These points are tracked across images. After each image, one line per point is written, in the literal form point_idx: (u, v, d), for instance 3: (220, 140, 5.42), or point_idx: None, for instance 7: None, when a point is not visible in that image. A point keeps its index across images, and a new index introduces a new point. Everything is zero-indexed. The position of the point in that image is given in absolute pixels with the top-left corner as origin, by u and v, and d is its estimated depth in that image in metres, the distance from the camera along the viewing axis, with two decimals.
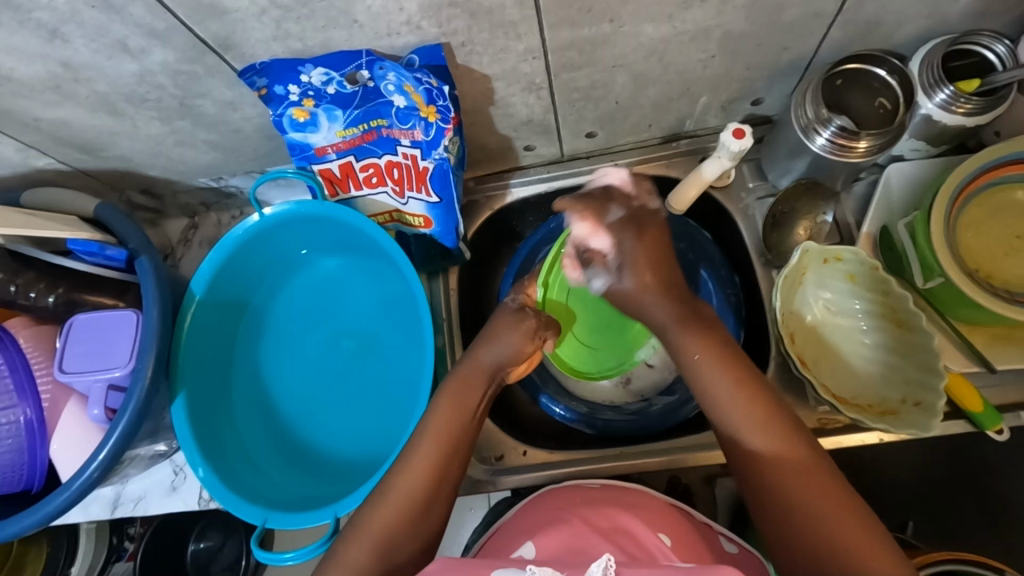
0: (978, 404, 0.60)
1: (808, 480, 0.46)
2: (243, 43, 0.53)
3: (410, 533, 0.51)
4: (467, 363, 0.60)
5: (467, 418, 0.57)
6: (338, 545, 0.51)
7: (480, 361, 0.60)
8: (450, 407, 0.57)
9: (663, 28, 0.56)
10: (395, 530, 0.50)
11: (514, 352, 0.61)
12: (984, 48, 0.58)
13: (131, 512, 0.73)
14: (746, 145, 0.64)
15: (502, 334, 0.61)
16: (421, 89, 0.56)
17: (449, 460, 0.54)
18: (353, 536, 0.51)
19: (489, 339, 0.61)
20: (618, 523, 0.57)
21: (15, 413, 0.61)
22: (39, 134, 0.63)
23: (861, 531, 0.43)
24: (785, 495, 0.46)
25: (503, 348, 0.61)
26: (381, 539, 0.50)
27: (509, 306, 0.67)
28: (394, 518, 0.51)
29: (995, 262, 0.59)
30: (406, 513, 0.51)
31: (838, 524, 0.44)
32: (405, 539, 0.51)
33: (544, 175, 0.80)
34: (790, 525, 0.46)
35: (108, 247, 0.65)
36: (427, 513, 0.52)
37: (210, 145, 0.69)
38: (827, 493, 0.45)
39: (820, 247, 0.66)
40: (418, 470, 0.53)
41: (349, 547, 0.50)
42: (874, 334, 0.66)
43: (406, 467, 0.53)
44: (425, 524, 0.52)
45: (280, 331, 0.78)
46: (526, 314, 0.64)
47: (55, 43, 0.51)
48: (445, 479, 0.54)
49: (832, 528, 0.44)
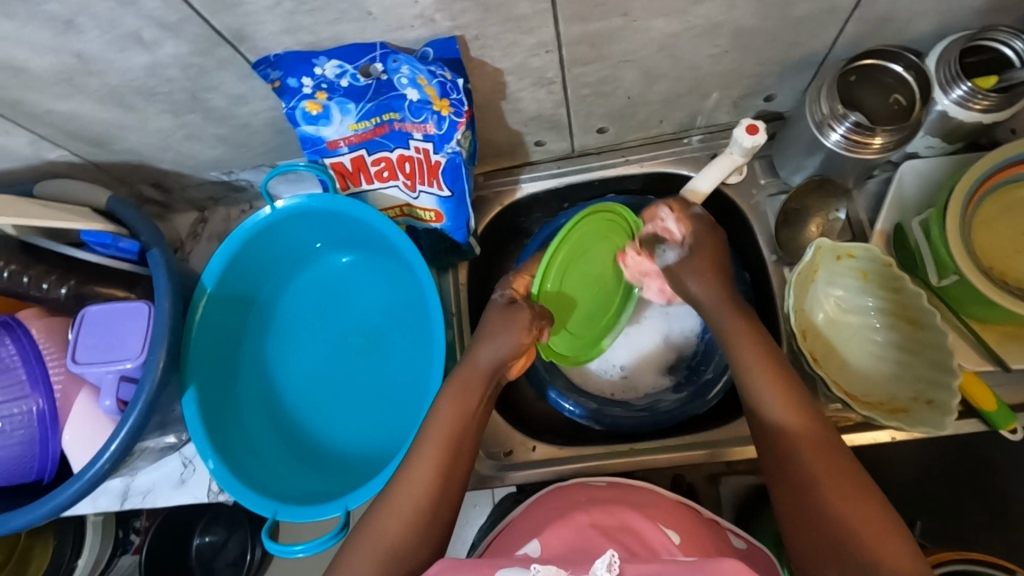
0: (991, 403, 0.59)
1: (826, 464, 0.47)
2: (256, 35, 0.53)
3: (423, 543, 0.51)
4: (466, 367, 0.60)
5: (468, 423, 0.57)
6: (348, 550, 0.51)
7: (478, 364, 0.60)
8: (453, 411, 0.57)
9: (675, 23, 0.56)
10: (400, 542, 0.50)
11: (512, 350, 0.60)
12: (1002, 45, 0.58)
13: (140, 505, 0.73)
14: (759, 141, 0.66)
15: (500, 335, 0.61)
16: (435, 82, 0.56)
17: (452, 462, 0.55)
18: (361, 544, 0.51)
19: (487, 338, 0.61)
20: (624, 521, 0.57)
21: (27, 404, 0.61)
22: (50, 127, 0.63)
23: (873, 519, 0.44)
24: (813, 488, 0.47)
25: (502, 346, 0.60)
26: (388, 550, 0.50)
27: (497, 300, 0.64)
28: (398, 527, 0.51)
29: (1007, 260, 0.58)
30: (414, 525, 0.51)
31: (852, 509, 0.45)
32: (412, 546, 0.51)
33: (554, 170, 0.80)
34: (806, 508, 0.47)
35: (120, 239, 0.65)
36: (436, 515, 0.52)
37: (220, 139, 0.70)
38: (843, 481, 0.46)
39: (833, 244, 0.65)
40: (422, 480, 0.53)
41: (358, 556, 0.50)
42: (885, 332, 0.66)
43: (410, 475, 0.53)
44: (432, 530, 0.52)
45: (293, 324, 0.78)
46: (519, 313, 0.62)
47: (68, 35, 0.51)
48: (449, 483, 0.54)
49: (847, 513, 0.45)
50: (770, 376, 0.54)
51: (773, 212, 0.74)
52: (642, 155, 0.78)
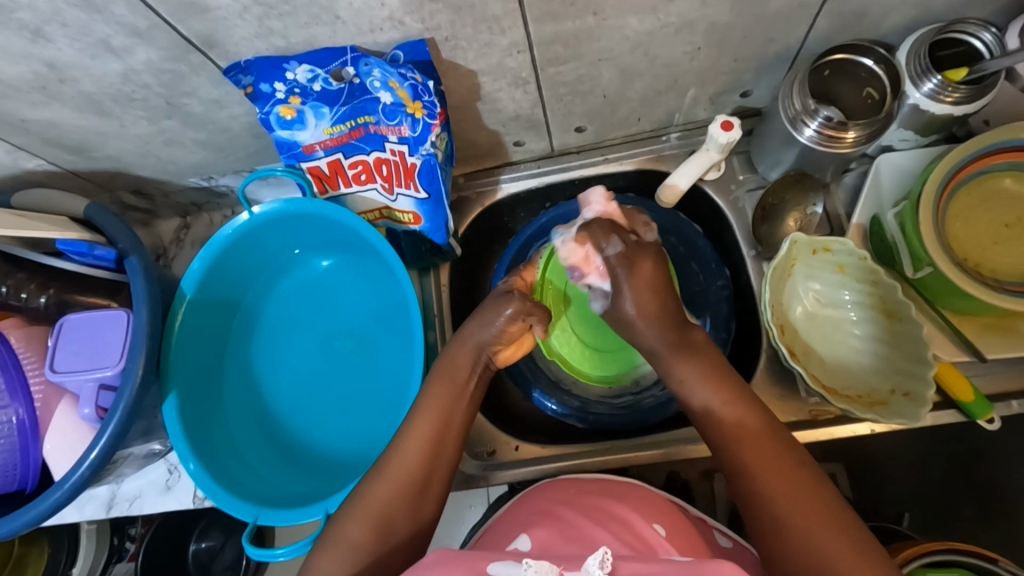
0: (969, 394, 0.59)
1: (802, 495, 0.45)
2: (227, 41, 0.53)
3: (409, 515, 0.52)
4: (454, 344, 0.60)
5: (461, 399, 0.57)
6: (338, 518, 0.51)
7: (466, 341, 0.59)
8: (443, 387, 0.57)
9: (647, 20, 0.56)
10: (390, 508, 0.51)
11: (498, 332, 0.59)
12: (971, 37, 0.58)
13: (127, 512, 0.73)
14: (734, 137, 0.67)
15: (489, 317, 0.59)
16: (407, 85, 0.56)
17: (443, 434, 0.55)
18: (353, 510, 0.51)
19: (475, 317, 0.60)
20: (612, 512, 0.57)
21: (9, 413, 0.62)
22: (27, 135, 0.63)
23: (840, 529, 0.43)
24: (777, 508, 0.45)
25: (489, 327, 0.59)
26: (379, 521, 0.50)
27: (499, 288, 0.63)
28: (387, 492, 0.51)
29: (983, 251, 0.59)
30: (401, 488, 0.52)
31: (832, 542, 0.42)
32: (401, 513, 0.51)
33: (535, 170, 0.80)
34: (792, 556, 0.44)
35: (96, 247, 0.65)
36: (422, 495, 0.52)
37: (199, 145, 0.70)
38: (822, 508, 0.44)
39: (809, 239, 0.66)
40: (409, 451, 0.53)
41: (344, 521, 0.50)
42: (863, 325, 0.66)
43: (401, 445, 0.54)
44: (422, 504, 0.52)
45: (275, 329, 0.78)
46: (517, 296, 0.60)
47: (38, 43, 0.51)
48: (442, 454, 0.54)
49: (830, 548, 0.42)
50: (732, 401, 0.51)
51: (751, 208, 0.74)
52: (623, 154, 0.78)
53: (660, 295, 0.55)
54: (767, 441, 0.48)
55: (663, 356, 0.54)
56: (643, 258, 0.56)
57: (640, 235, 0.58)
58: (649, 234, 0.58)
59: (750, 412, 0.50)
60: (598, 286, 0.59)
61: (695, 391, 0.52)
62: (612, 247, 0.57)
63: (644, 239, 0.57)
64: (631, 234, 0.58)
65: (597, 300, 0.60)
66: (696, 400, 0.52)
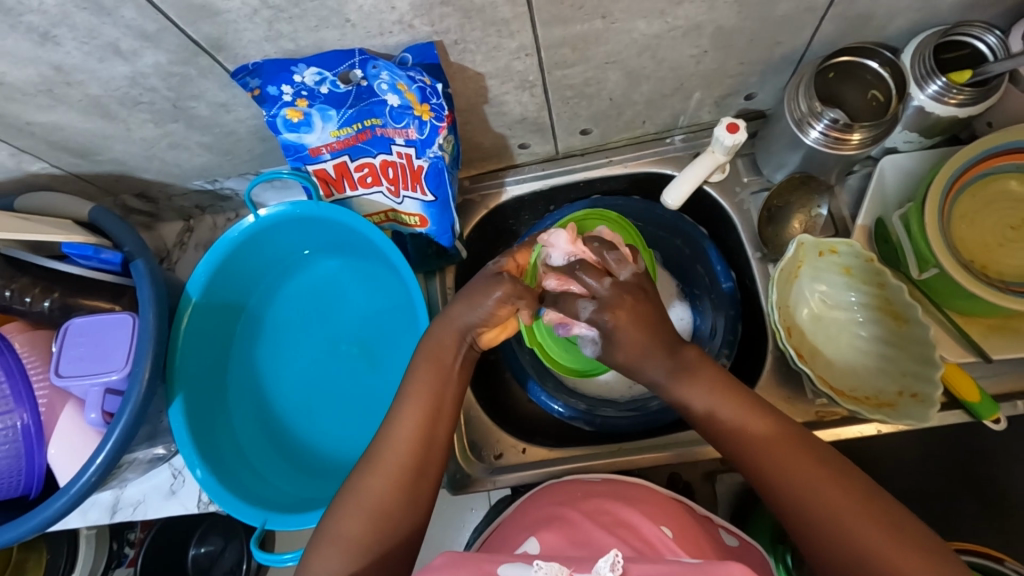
0: (975, 395, 0.60)
1: (828, 489, 0.45)
2: (235, 44, 0.53)
3: (408, 511, 0.51)
4: (440, 323, 0.59)
5: (449, 383, 0.57)
6: (333, 515, 0.51)
7: (453, 320, 0.59)
8: (431, 373, 0.57)
9: (655, 23, 0.56)
10: (389, 503, 0.51)
11: (486, 314, 0.58)
12: (976, 40, 0.58)
13: (131, 517, 0.73)
14: (739, 140, 0.67)
15: (479, 298, 0.58)
16: (415, 87, 0.55)
17: (434, 423, 0.54)
18: (348, 508, 0.51)
19: (463, 298, 0.59)
20: (618, 515, 0.57)
21: (12, 419, 0.62)
22: (32, 138, 0.63)
23: (867, 516, 0.44)
24: (805, 507, 0.46)
25: (477, 309, 0.58)
26: (385, 523, 0.50)
27: (488, 269, 0.61)
28: (384, 488, 0.51)
29: (990, 253, 0.59)
30: (400, 485, 0.51)
31: (871, 534, 0.43)
32: (399, 510, 0.51)
33: (539, 172, 0.80)
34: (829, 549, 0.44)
35: (102, 251, 0.64)
36: (423, 495, 0.52)
37: (205, 148, 0.69)
38: (850, 500, 0.44)
39: (816, 240, 0.66)
40: (406, 445, 0.53)
41: (342, 520, 0.50)
42: (870, 326, 0.66)
43: (393, 436, 0.53)
44: (419, 498, 0.52)
45: (280, 332, 0.78)
46: (507, 278, 0.58)
47: (46, 46, 0.51)
48: (440, 451, 0.54)
49: (869, 542, 0.43)
50: (740, 410, 0.50)
51: (756, 210, 0.75)
52: (627, 156, 0.79)
53: (651, 330, 0.50)
54: (789, 443, 0.48)
55: (666, 386, 0.52)
56: (621, 305, 0.50)
57: (618, 274, 0.52)
58: (625, 271, 0.52)
59: (754, 416, 0.50)
60: (587, 335, 0.56)
61: (694, 397, 0.52)
62: (585, 307, 0.51)
63: (621, 278, 0.52)
64: (606, 277, 0.52)
65: (589, 347, 0.56)
66: (698, 406, 0.52)
